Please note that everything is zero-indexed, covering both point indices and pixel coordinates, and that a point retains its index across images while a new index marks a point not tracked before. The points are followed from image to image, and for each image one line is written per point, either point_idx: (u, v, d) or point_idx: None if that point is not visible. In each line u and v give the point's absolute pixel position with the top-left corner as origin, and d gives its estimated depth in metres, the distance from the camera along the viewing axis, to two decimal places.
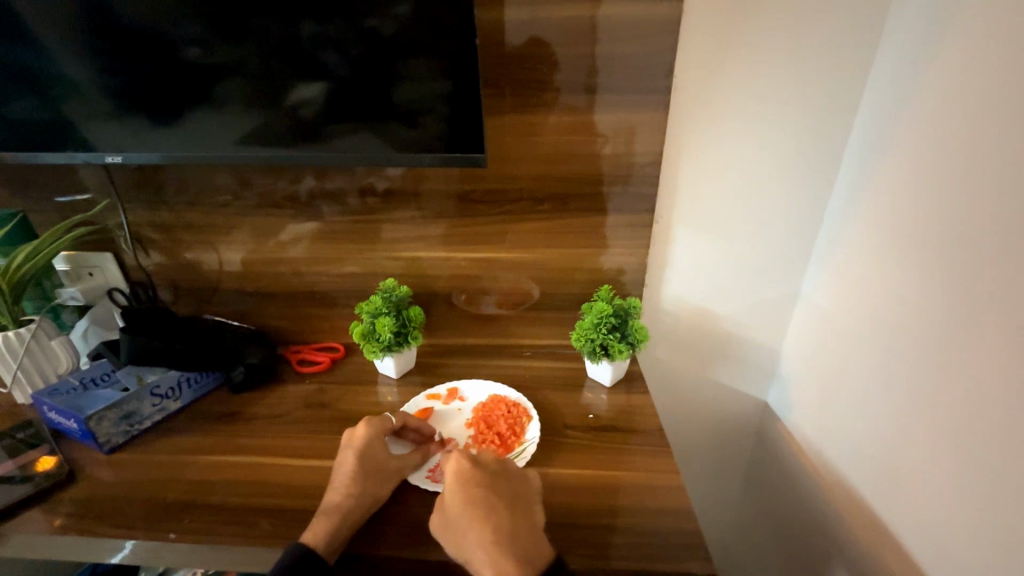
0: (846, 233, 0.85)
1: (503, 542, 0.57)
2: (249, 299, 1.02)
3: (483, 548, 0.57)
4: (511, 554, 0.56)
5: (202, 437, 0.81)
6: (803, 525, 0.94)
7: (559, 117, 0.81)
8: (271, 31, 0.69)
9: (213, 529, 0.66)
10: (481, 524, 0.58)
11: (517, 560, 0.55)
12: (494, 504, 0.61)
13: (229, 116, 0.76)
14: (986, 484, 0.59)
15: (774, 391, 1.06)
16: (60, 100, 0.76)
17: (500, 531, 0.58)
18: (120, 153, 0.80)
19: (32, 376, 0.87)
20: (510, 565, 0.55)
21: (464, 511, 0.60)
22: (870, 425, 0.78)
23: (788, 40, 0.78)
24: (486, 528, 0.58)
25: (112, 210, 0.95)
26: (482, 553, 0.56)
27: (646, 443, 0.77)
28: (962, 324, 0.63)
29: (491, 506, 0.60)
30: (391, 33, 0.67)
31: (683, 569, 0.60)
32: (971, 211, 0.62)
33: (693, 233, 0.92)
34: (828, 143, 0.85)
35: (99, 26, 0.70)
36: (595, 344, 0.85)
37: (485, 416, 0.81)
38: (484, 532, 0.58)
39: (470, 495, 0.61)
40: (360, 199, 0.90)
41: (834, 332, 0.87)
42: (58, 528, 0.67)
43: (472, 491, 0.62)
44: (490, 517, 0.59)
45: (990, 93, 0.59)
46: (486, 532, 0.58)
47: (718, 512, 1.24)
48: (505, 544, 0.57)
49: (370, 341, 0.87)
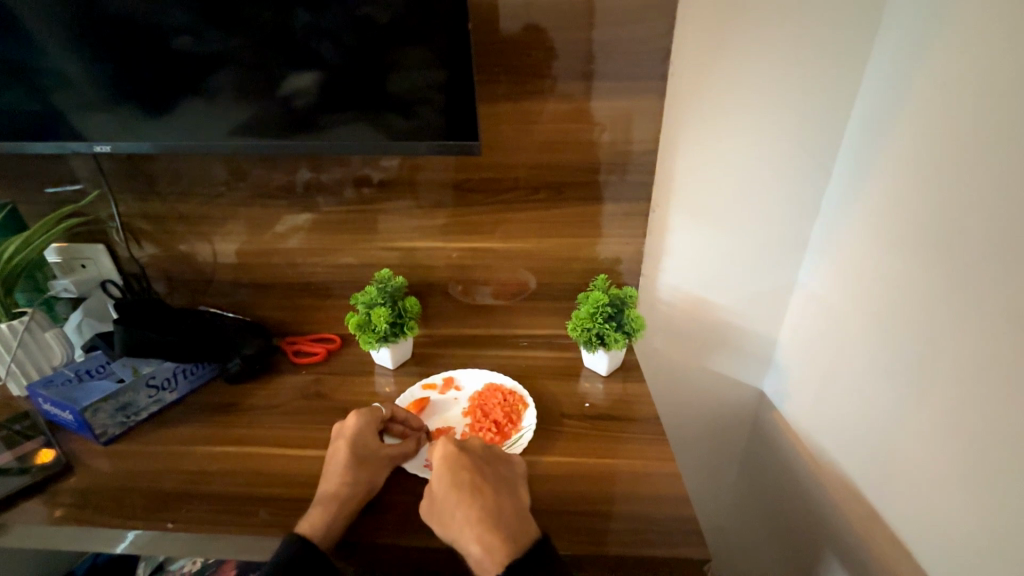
0: (844, 220, 0.84)
1: (490, 520, 0.58)
2: (244, 291, 1.01)
3: (470, 527, 0.57)
4: (497, 532, 0.57)
5: (200, 428, 0.80)
6: (797, 513, 0.95)
7: (556, 105, 0.81)
8: (262, 19, 0.68)
9: (212, 518, 0.66)
10: (467, 503, 0.59)
11: (504, 539, 0.56)
12: (480, 483, 0.61)
13: (222, 106, 0.75)
14: (985, 473, 0.58)
15: (770, 380, 1.06)
16: (50, 90, 0.75)
17: (485, 509, 0.59)
18: (109, 142, 0.79)
19: (27, 368, 0.86)
20: (497, 544, 0.55)
21: (450, 490, 0.61)
22: (867, 415, 0.77)
23: (787, 24, 0.77)
24: (472, 506, 0.59)
25: (103, 201, 0.94)
26: (469, 532, 0.57)
27: (642, 431, 0.77)
28: (961, 312, 0.62)
29: (477, 485, 0.61)
30: (385, 21, 0.66)
31: (679, 553, 0.60)
32: (969, 196, 0.61)
33: (690, 221, 0.92)
34: (827, 130, 0.84)
35: (87, 15, 0.69)
36: (591, 333, 0.85)
37: (482, 405, 0.81)
38: (471, 511, 0.58)
39: (457, 477, 0.62)
40: (357, 190, 0.90)
41: (831, 320, 0.86)
42: (58, 518, 0.67)
43: (457, 472, 0.62)
44: (475, 497, 0.60)
45: (992, 78, 0.58)
46: (472, 511, 0.58)
47: (715, 500, 1.24)
48: (492, 523, 0.57)
49: (366, 331, 0.86)
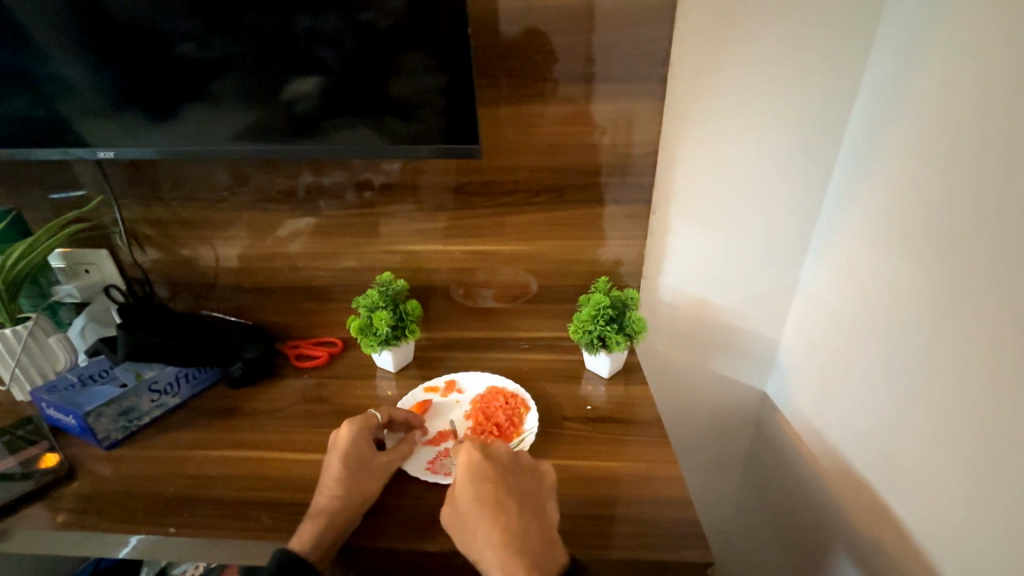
0: (845, 220, 0.84)
1: (514, 543, 0.57)
2: (247, 295, 1.02)
3: (492, 548, 0.57)
4: (520, 556, 0.56)
5: (202, 432, 0.81)
6: (801, 515, 0.94)
7: (557, 108, 0.81)
8: (264, 24, 0.68)
9: (213, 523, 0.66)
10: (491, 522, 0.58)
11: (528, 564, 0.55)
12: (504, 502, 0.60)
13: (224, 111, 0.75)
14: (988, 476, 0.58)
15: (773, 381, 1.06)
16: (54, 98, 0.76)
17: (509, 530, 0.58)
18: (112, 149, 0.79)
19: (31, 373, 0.87)
20: (520, 569, 0.55)
21: (474, 506, 0.60)
22: (870, 416, 0.77)
23: (787, 25, 0.77)
24: (495, 526, 0.58)
25: (106, 206, 0.95)
26: (492, 555, 0.56)
27: (645, 434, 0.77)
28: (963, 314, 0.62)
29: (501, 503, 0.60)
30: (386, 26, 0.67)
31: (682, 557, 0.60)
32: (970, 196, 0.61)
33: (692, 223, 0.92)
34: (828, 130, 0.84)
35: (90, 23, 0.70)
36: (593, 335, 0.84)
37: (484, 408, 0.81)
38: (495, 532, 0.58)
39: (481, 492, 0.61)
40: (358, 194, 0.90)
41: (833, 322, 0.86)
42: (61, 523, 0.67)
43: (482, 486, 0.61)
44: (498, 515, 0.59)
45: (993, 77, 0.58)
46: (495, 531, 0.58)
47: (719, 502, 1.24)
48: (516, 546, 0.57)
49: (368, 335, 0.86)
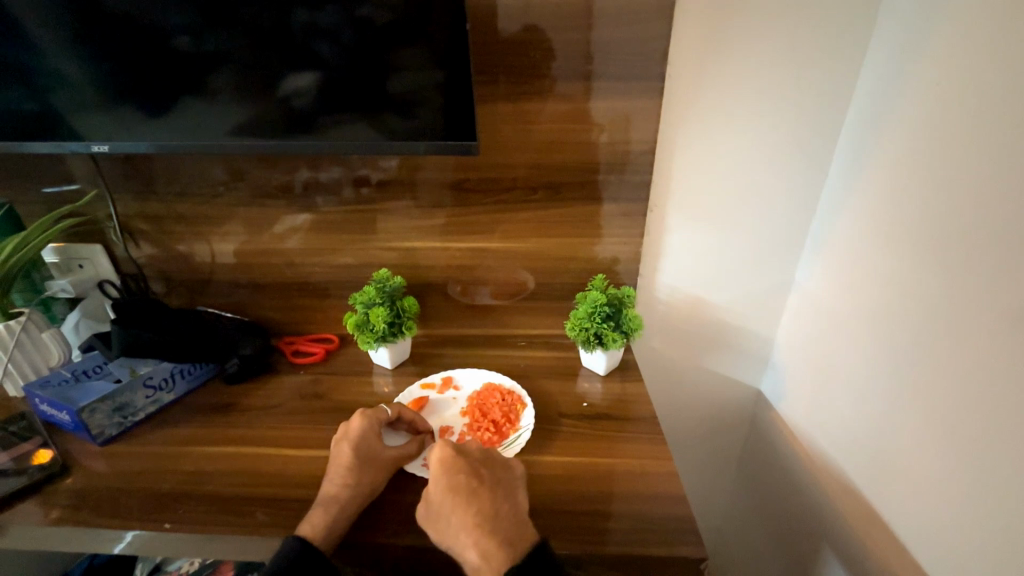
0: (840, 220, 0.85)
1: (486, 525, 0.57)
2: (243, 292, 1.01)
3: (466, 532, 0.57)
4: (494, 536, 0.56)
5: (198, 428, 0.80)
6: (794, 512, 0.95)
7: (555, 105, 0.81)
8: (261, 19, 0.68)
9: (209, 519, 0.66)
10: (463, 507, 0.59)
11: (502, 544, 0.56)
12: (477, 488, 0.60)
13: (220, 105, 0.75)
14: (982, 474, 0.59)
15: (767, 380, 1.07)
16: (48, 90, 0.75)
17: (482, 513, 0.58)
18: (107, 142, 0.79)
19: (24, 369, 0.86)
20: (494, 548, 0.55)
21: (447, 495, 0.60)
22: (863, 414, 0.78)
23: (785, 26, 0.78)
24: (468, 512, 0.58)
25: (101, 200, 0.94)
26: (466, 538, 0.57)
27: (640, 431, 0.77)
28: (956, 312, 0.63)
29: (474, 490, 0.60)
30: (383, 22, 0.67)
31: (676, 552, 0.60)
32: (965, 197, 0.62)
33: (690, 221, 0.92)
34: (823, 130, 0.85)
35: (85, 15, 0.69)
36: (589, 333, 0.85)
37: (480, 404, 0.81)
38: (467, 517, 0.58)
39: (454, 482, 0.61)
40: (355, 189, 0.90)
41: (828, 321, 0.87)
42: (54, 519, 0.67)
43: (455, 477, 0.61)
44: (471, 501, 0.59)
45: (989, 80, 0.59)
46: (469, 516, 0.58)
47: (712, 499, 1.25)
48: (488, 528, 0.57)
49: (364, 332, 0.86)
